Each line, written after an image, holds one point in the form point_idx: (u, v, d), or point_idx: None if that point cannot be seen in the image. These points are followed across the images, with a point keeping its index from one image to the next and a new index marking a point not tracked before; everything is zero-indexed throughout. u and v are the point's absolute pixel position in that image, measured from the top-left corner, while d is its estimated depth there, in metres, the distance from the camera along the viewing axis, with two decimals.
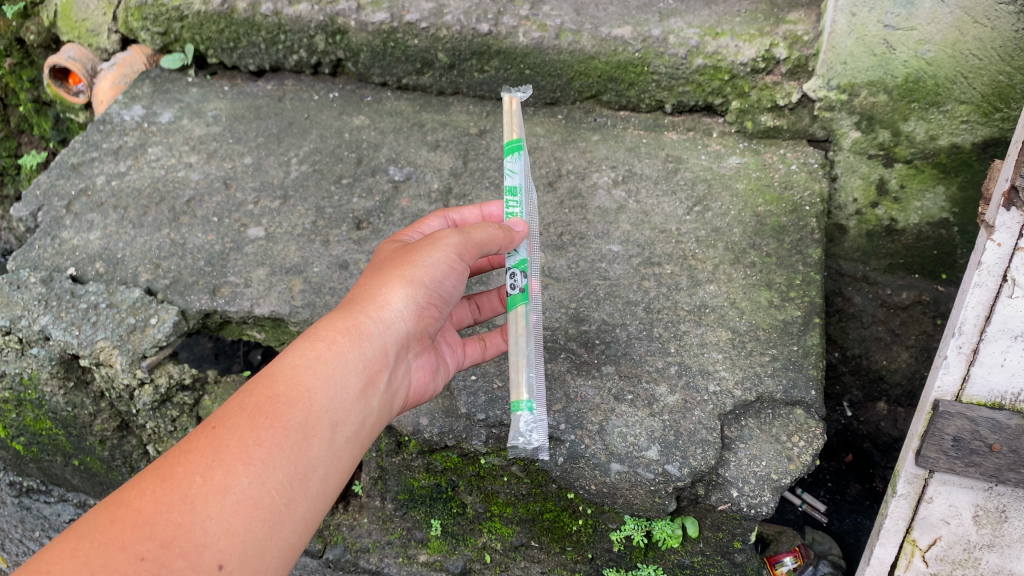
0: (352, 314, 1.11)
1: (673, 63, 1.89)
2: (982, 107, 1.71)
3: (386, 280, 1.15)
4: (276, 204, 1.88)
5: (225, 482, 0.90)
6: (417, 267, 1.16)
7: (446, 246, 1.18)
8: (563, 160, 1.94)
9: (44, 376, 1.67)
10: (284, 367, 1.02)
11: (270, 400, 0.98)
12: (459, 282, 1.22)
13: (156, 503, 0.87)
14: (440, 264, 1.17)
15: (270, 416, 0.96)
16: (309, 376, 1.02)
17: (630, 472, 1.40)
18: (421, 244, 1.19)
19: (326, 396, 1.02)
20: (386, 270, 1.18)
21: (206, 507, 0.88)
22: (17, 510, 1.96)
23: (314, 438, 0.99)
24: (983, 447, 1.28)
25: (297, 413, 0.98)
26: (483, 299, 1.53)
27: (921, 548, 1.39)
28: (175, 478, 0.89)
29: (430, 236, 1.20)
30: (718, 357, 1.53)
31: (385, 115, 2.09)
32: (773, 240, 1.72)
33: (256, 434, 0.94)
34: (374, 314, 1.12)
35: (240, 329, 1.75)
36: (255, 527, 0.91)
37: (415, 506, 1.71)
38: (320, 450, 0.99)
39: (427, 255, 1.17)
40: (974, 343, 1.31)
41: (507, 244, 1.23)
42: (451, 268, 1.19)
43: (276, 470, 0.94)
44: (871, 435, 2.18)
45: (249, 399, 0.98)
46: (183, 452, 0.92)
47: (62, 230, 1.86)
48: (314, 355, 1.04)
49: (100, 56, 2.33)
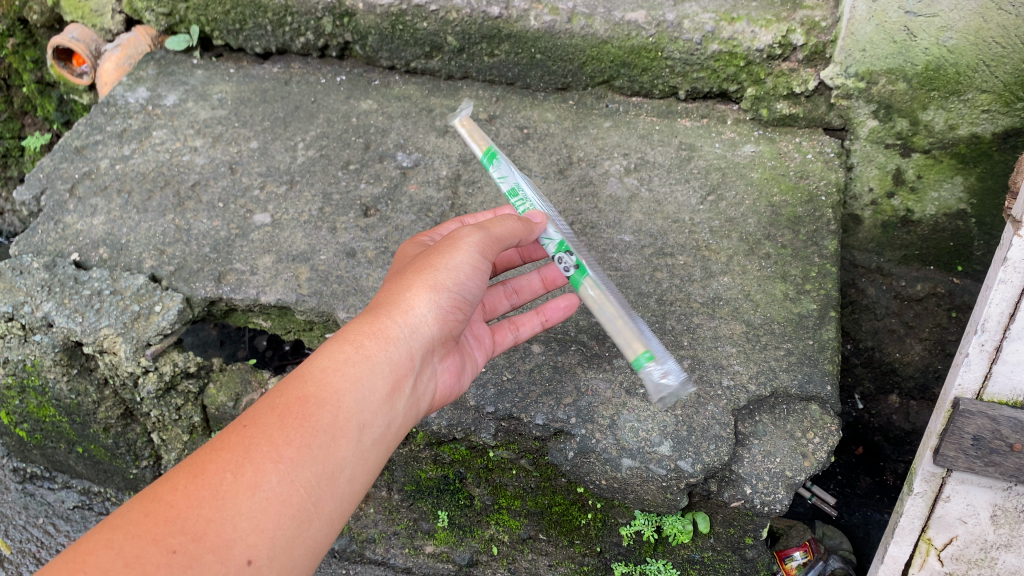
0: (379, 316, 1.09)
1: (687, 49, 1.84)
2: (1004, 97, 1.66)
3: (413, 282, 1.13)
4: (282, 189, 1.85)
5: (255, 479, 0.89)
6: (441, 269, 1.14)
7: (469, 247, 1.16)
8: (574, 147, 1.91)
9: (47, 363, 1.64)
10: (314, 368, 1.00)
11: (299, 401, 0.96)
12: (484, 282, 1.20)
13: (188, 498, 0.86)
14: (464, 266, 1.16)
15: (299, 416, 0.95)
16: (337, 378, 1.00)
17: (641, 467, 1.38)
18: (445, 246, 1.18)
19: (354, 398, 1.00)
20: (412, 272, 1.16)
21: (236, 503, 0.87)
22: (20, 497, 1.95)
23: (343, 439, 0.96)
24: (1003, 446, 1.25)
25: (326, 413, 0.96)
26: (520, 283, 1.49)
27: (936, 547, 1.37)
28: (206, 475, 0.88)
29: (455, 238, 1.19)
30: (732, 351, 1.50)
31: (393, 100, 2.06)
32: (789, 230, 1.69)
33: (285, 433, 0.93)
34: (402, 315, 1.10)
35: (246, 317, 1.73)
36: (285, 525, 0.89)
37: (422, 498, 1.69)
38: (348, 450, 0.97)
39: (452, 256, 1.15)
40: (997, 341, 1.28)
41: (527, 235, 1.28)
42: (475, 267, 1.17)
43: (305, 470, 0.92)
44: (882, 428, 2.15)
45: (279, 399, 0.97)
46: (213, 450, 0.91)
47: (66, 214, 1.84)
48: (342, 356, 1.02)
49: (105, 37, 2.30)
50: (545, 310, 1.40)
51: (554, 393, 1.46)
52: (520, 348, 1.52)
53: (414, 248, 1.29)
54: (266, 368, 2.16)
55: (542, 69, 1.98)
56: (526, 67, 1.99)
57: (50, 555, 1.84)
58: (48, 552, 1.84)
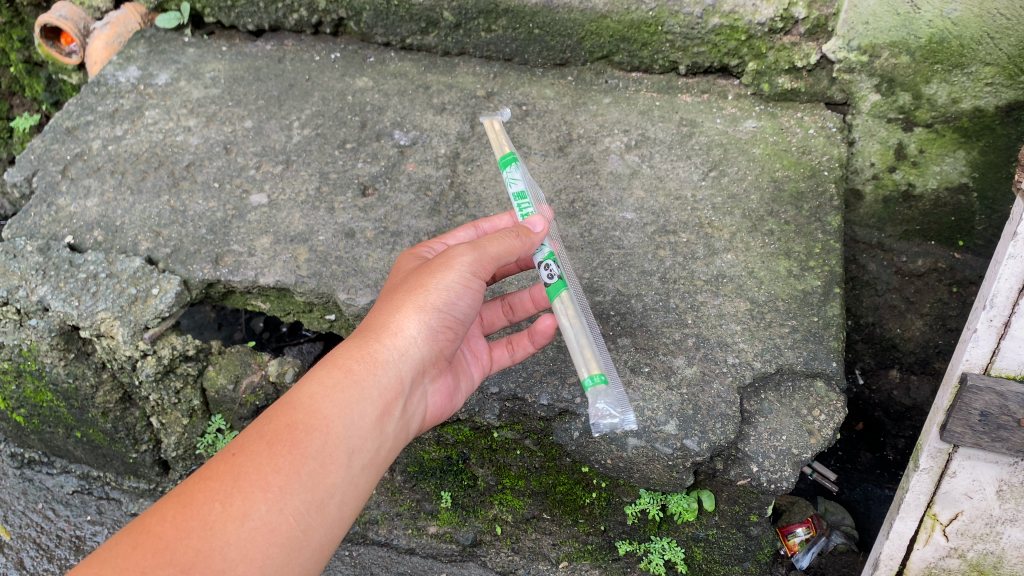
0: (368, 341, 1.08)
1: (688, 23, 1.82)
2: (1007, 69, 1.63)
3: (401, 305, 1.12)
4: (278, 168, 1.83)
5: (243, 508, 0.90)
6: (430, 290, 1.12)
7: (459, 265, 1.13)
8: (573, 124, 1.89)
9: (43, 347, 1.62)
10: (303, 394, 1.01)
11: (288, 427, 0.97)
12: (476, 300, 1.17)
13: (176, 529, 0.88)
14: (453, 284, 1.13)
15: (288, 444, 0.96)
16: (327, 403, 1.00)
17: (647, 446, 1.38)
18: (435, 262, 1.14)
19: (344, 424, 1.00)
20: (401, 292, 1.14)
21: (225, 532, 0.88)
22: (18, 482, 1.93)
23: (332, 465, 0.97)
24: (1011, 421, 1.24)
25: (315, 440, 0.97)
26: (516, 299, 1.44)
27: (942, 523, 1.37)
28: (195, 503, 0.90)
29: (445, 253, 1.15)
30: (737, 328, 1.49)
31: (389, 77, 2.03)
32: (792, 206, 1.68)
33: (274, 461, 0.94)
34: (390, 339, 1.09)
35: (244, 299, 1.71)
36: (273, 553, 0.91)
37: (425, 478, 1.69)
38: (338, 476, 0.98)
39: (440, 276, 1.12)
40: (1005, 316, 1.27)
41: (527, 247, 1.20)
42: (466, 286, 1.14)
43: (293, 498, 0.93)
44: (883, 404, 2.16)
45: (268, 426, 0.97)
46: (203, 479, 0.93)
47: (58, 197, 1.80)
48: (332, 382, 1.02)
49: (93, 15, 2.25)
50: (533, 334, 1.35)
51: (559, 372, 1.45)
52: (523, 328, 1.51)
53: (411, 265, 1.27)
54: (263, 350, 2.18)
55: (540, 45, 1.96)
56: (524, 43, 1.96)
57: (52, 540, 1.82)
58: (49, 538, 1.83)
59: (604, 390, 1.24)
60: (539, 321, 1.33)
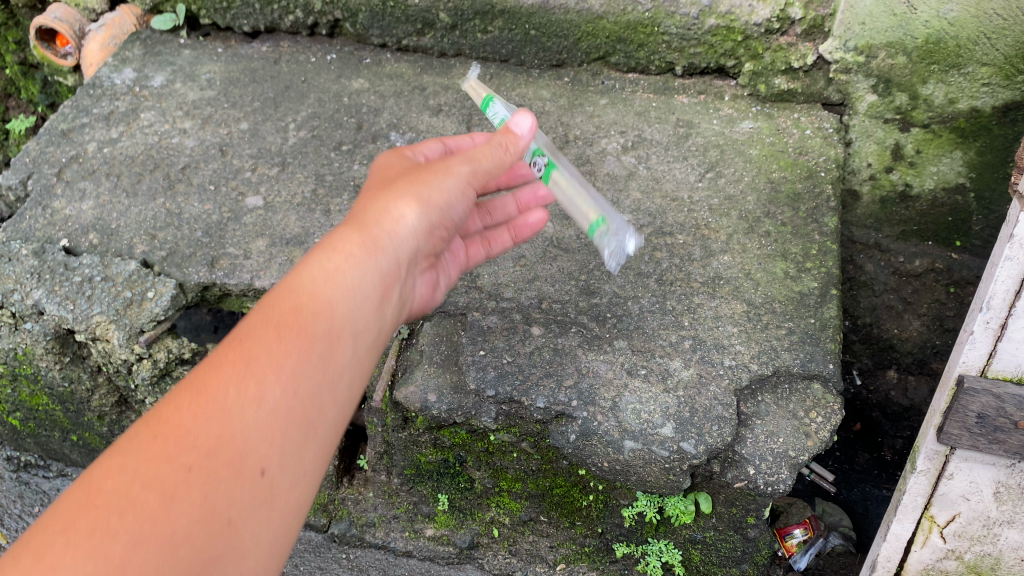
0: (365, 223, 1.02)
1: (684, 24, 1.81)
2: (1004, 70, 1.63)
3: (395, 192, 1.06)
4: (274, 171, 1.82)
5: (258, 392, 0.82)
6: (429, 184, 1.08)
7: (457, 172, 1.10)
8: (570, 125, 1.88)
9: (39, 351, 1.62)
10: (303, 275, 0.93)
11: (292, 310, 0.89)
12: (468, 208, 1.14)
13: (195, 416, 0.78)
14: (450, 187, 1.09)
15: (298, 326, 0.88)
16: (330, 283, 0.93)
17: (644, 449, 1.36)
18: (429, 168, 1.10)
19: (350, 303, 0.94)
20: (394, 184, 1.08)
21: (244, 412, 0.80)
22: (15, 486, 1.91)
23: (341, 341, 0.90)
24: (1008, 423, 1.24)
25: (322, 322, 0.89)
26: (496, 202, 1.41)
27: (939, 524, 1.37)
28: (207, 394, 0.81)
29: (439, 162, 1.11)
30: (733, 330, 1.49)
31: (384, 78, 2.02)
32: (788, 208, 1.67)
33: (284, 343, 0.86)
34: (388, 226, 1.03)
35: (239, 302, 1.70)
36: (293, 430, 0.83)
37: (422, 481, 1.67)
38: (347, 352, 0.91)
39: (438, 177, 1.08)
40: (1002, 318, 1.27)
41: (513, 159, 1.17)
42: (461, 190, 1.11)
43: (307, 373, 0.86)
44: (880, 404, 2.17)
45: (270, 309, 0.89)
46: (209, 366, 0.84)
47: (54, 199, 1.80)
48: (333, 261, 0.96)
49: (88, 17, 2.25)
50: (517, 227, 1.40)
51: (555, 375, 1.44)
52: (519, 331, 1.51)
53: (397, 162, 1.20)
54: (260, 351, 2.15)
55: (537, 46, 1.95)
56: (520, 44, 1.96)
57: None
58: None
59: (605, 373, 1.32)
60: (530, 215, 1.40)
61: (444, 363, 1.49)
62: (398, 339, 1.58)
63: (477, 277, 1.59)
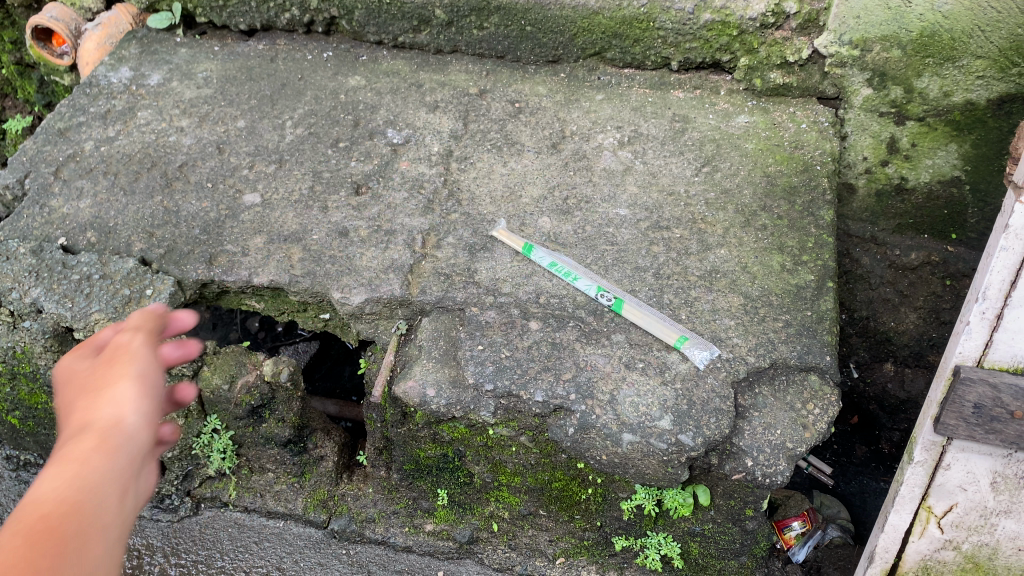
0: (89, 417, 0.85)
1: (679, 19, 1.82)
2: (999, 62, 1.64)
3: (110, 381, 0.89)
4: (271, 168, 1.83)
5: None
6: (127, 362, 0.91)
7: (140, 349, 0.93)
8: (567, 121, 1.89)
9: (38, 349, 1.61)
10: (42, 485, 0.76)
11: (37, 519, 0.73)
12: (169, 366, 0.98)
13: None
14: (149, 359, 0.93)
15: (48, 535, 0.71)
16: (75, 486, 0.77)
17: (643, 441, 1.37)
18: (111, 352, 0.93)
19: (107, 499, 0.78)
20: (87, 378, 0.91)
21: None
22: (15, 484, 1.93)
23: (96, 539, 0.75)
24: (1004, 413, 1.25)
25: (75, 524, 0.74)
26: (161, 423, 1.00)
27: (936, 515, 1.38)
28: None
29: (114, 343, 0.95)
30: (730, 323, 1.50)
31: (381, 75, 2.03)
32: (784, 201, 1.68)
33: (36, 556, 0.69)
34: (110, 408, 0.86)
35: (238, 299, 1.70)
36: None
37: (421, 476, 1.67)
38: (108, 552, 0.75)
39: (128, 360, 0.91)
40: (997, 308, 1.28)
41: (181, 345, 1.01)
42: (154, 357, 0.94)
43: None
44: (877, 397, 2.20)
45: (12, 526, 0.72)
46: None
47: (51, 198, 1.80)
48: (71, 466, 0.79)
49: (84, 16, 2.25)
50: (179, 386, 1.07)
51: (553, 368, 1.44)
52: (517, 325, 1.51)
53: (82, 362, 0.95)
54: (260, 349, 2.22)
55: (532, 42, 1.96)
56: (516, 40, 1.96)
57: None
58: None
59: (693, 341, 1.46)
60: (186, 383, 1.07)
61: (442, 358, 1.49)
62: (397, 334, 1.59)
63: (475, 273, 1.60)
